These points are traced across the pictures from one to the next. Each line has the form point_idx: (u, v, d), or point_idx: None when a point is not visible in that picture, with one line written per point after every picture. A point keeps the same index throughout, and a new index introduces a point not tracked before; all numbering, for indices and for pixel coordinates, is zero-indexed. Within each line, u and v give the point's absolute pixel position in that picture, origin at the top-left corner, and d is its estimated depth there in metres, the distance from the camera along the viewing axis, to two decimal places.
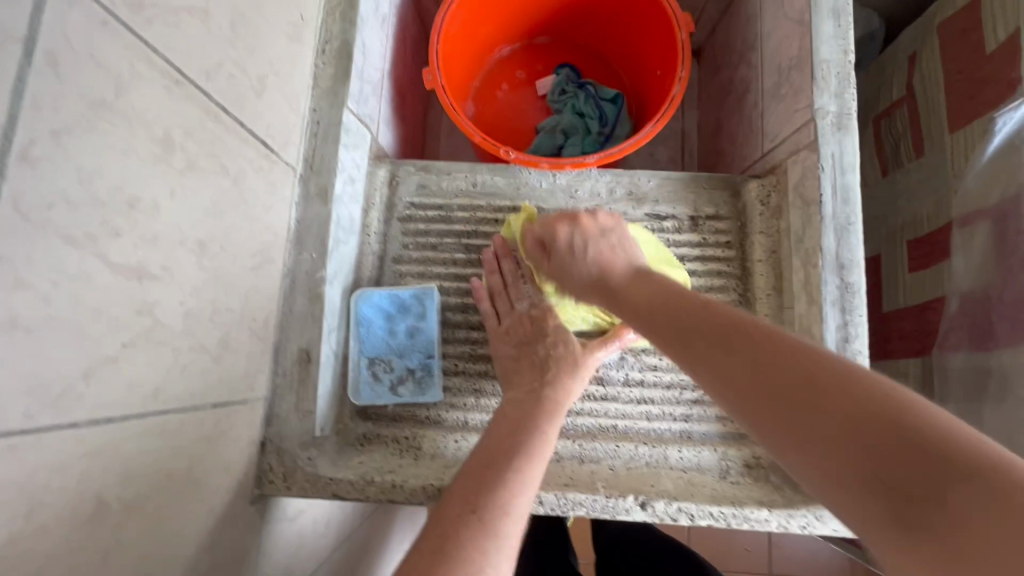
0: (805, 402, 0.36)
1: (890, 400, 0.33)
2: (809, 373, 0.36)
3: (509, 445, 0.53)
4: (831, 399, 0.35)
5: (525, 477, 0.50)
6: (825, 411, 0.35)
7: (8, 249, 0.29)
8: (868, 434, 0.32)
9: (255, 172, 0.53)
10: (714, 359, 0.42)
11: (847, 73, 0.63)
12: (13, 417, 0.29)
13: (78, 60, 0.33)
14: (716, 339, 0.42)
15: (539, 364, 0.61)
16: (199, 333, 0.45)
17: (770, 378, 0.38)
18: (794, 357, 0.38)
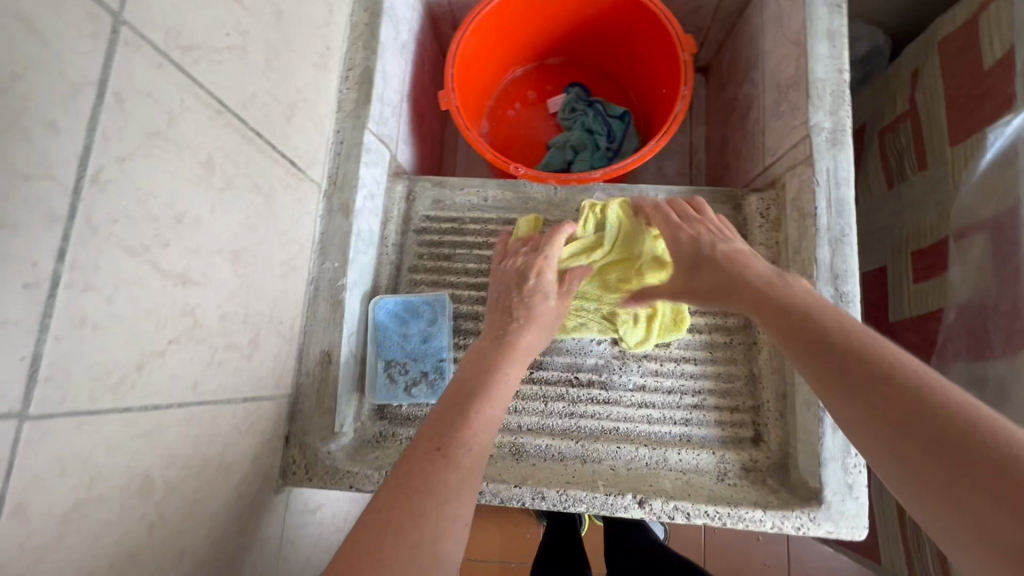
0: (905, 417, 0.37)
1: (988, 429, 0.34)
2: (907, 393, 0.38)
3: (448, 417, 0.51)
4: (926, 419, 0.36)
5: (467, 441, 0.49)
6: (923, 431, 0.36)
7: (81, 257, 0.34)
8: (957, 456, 0.34)
9: (285, 189, 0.58)
10: (827, 367, 0.44)
11: (842, 91, 0.66)
12: (80, 400, 0.35)
13: (138, 96, 0.38)
14: (829, 352, 0.44)
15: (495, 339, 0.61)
16: (233, 334, 0.51)
17: (872, 391, 0.40)
18: (897, 373, 0.40)
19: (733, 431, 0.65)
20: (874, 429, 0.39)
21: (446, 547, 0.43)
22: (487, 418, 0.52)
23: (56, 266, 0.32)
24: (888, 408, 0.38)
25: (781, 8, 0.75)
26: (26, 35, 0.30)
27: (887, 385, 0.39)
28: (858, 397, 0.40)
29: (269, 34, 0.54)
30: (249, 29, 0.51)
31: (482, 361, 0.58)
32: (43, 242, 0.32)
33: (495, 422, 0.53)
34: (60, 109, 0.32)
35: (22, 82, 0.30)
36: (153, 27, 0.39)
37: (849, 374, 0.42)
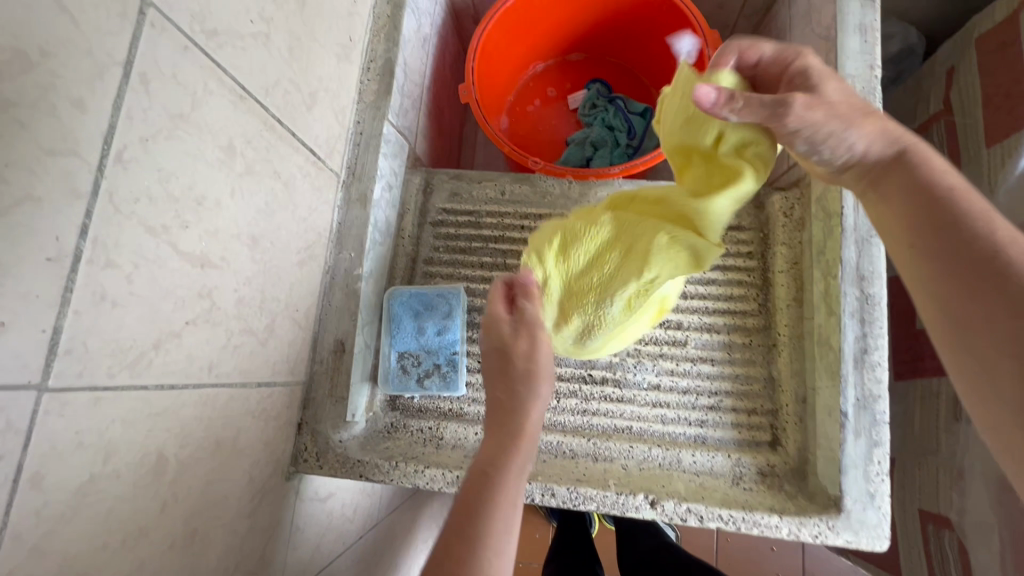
0: (950, 258, 0.39)
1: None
2: (966, 240, 0.39)
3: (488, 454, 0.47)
4: (982, 259, 0.37)
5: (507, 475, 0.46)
6: (970, 275, 0.37)
7: (103, 234, 0.34)
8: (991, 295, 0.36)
9: (304, 178, 0.59)
10: (900, 211, 0.42)
11: (872, 87, 0.64)
12: (99, 375, 0.35)
13: (163, 78, 0.39)
14: (907, 194, 0.42)
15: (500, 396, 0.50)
16: (249, 318, 0.51)
17: (946, 246, 0.39)
18: (966, 222, 0.39)
19: (750, 434, 0.64)
20: (918, 262, 0.41)
21: (506, 570, 0.42)
22: (523, 449, 0.48)
23: (79, 242, 0.33)
24: (942, 254, 0.39)
25: (811, 3, 0.73)
26: (54, 11, 0.31)
27: (951, 229, 0.40)
28: (917, 240, 0.41)
29: (292, 22, 0.54)
30: (273, 16, 0.51)
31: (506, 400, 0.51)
32: (68, 218, 0.32)
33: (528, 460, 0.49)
34: (87, 87, 0.33)
35: (49, 58, 0.30)
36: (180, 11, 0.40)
37: (920, 214, 0.41)
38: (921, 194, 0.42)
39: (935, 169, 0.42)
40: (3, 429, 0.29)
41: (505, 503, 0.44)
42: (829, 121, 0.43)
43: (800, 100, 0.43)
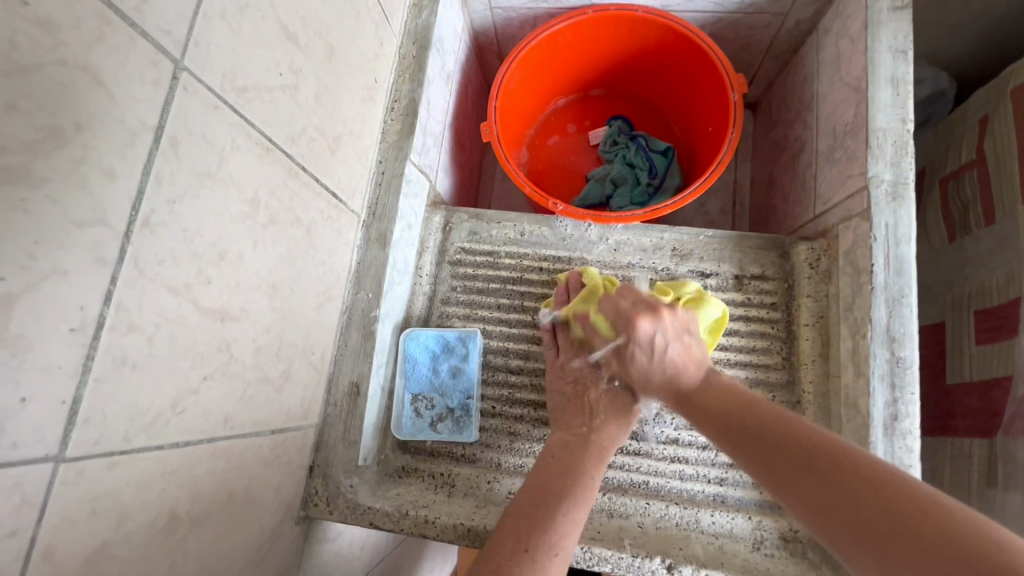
0: (828, 485, 0.42)
1: (920, 496, 0.38)
2: (833, 459, 0.43)
3: (569, 459, 0.57)
4: (840, 483, 0.41)
5: (587, 490, 0.55)
6: (842, 503, 0.40)
7: (126, 298, 0.34)
8: (875, 517, 0.38)
9: (325, 222, 0.59)
10: (713, 436, 0.52)
11: (905, 141, 0.62)
12: (115, 440, 0.35)
13: (193, 138, 0.39)
14: (735, 431, 0.50)
15: (589, 408, 0.62)
16: (265, 366, 0.51)
17: (773, 457, 0.46)
18: (799, 439, 0.46)
19: (771, 496, 0.62)
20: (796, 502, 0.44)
21: None
22: (600, 470, 0.57)
23: (102, 309, 0.33)
24: (805, 477, 0.43)
25: (841, 50, 0.72)
26: (90, 85, 0.31)
27: (779, 450, 0.46)
28: (770, 476, 0.46)
29: (319, 71, 0.55)
30: (301, 67, 0.51)
31: (595, 414, 0.62)
32: (92, 286, 0.32)
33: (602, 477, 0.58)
34: (118, 155, 0.33)
35: (84, 131, 0.31)
36: (212, 71, 0.40)
37: (759, 445, 0.48)
38: (754, 435, 0.49)
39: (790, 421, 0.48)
40: (17, 504, 0.29)
41: (579, 508, 0.53)
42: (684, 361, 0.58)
43: (673, 346, 0.58)
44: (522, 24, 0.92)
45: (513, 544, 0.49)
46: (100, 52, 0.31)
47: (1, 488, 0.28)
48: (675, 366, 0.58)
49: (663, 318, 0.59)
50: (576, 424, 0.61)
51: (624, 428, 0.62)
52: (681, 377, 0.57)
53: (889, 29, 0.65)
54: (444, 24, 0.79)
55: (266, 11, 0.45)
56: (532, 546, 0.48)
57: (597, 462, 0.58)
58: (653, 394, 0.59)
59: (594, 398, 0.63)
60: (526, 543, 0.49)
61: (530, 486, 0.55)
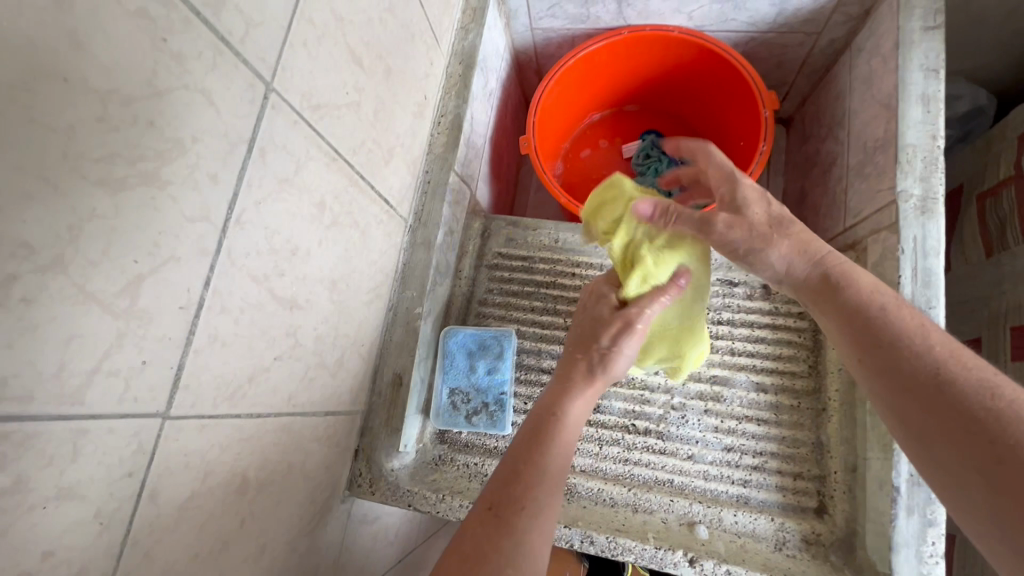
0: (896, 373, 0.45)
1: (981, 399, 0.41)
2: (908, 347, 0.46)
3: (526, 449, 0.52)
4: (924, 377, 0.44)
5: (549, 470, 0.50)
6: (905, 384, 0.45)
7: (220, 284, 0.40)
8: (943, 410, 0.42)
9: (378, 225, 0.65)
10: (813, 303, 0.54)
11: (935, 157, 0.64)
12: (205, 406, 0.41)
13: (277, 150, 0.45)
14: (859, 337, 0.49)
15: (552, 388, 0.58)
16: (324, 353, 0.56)
17: (868, 351, 0.48)
18: (864, 324, 0.49)
19: (795, 499, 0.63)
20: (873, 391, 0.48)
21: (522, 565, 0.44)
22: (560, 446, 0.52)
23: (202, 292, 0.39)
24: (875, 361, 0.47)
25: (873, 69, 0.74)
26: (204, 104, 0.37)
27: (890, 352, 0.46)
28: (876, 376, 0.47)
29: (378, 89, 0.61)
30: (364, 86, 0.58)
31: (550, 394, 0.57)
32: (196, 272, 0.38)
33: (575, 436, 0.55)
34: (219, 161, 0.39)
35: (198, 143, 0.37)
36: (294, 92, 0.46)
37: (863, 337, 0.49)
38: (859, 321, 0.49)
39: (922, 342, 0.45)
40: (135, 450, 0.35)
41: (549, 492, 0.49)
42: (784, 241, 0.55)
43: (757, 208, 0.56)
44: (561, 43, 0.97)
45: (485, 543, 0.45)
46: (214, 76, 0.37)
47: (125, 436, 0.34)
48: (769, 218, 0.56)
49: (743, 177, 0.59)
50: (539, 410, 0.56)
51: (577, 398, 0.56)
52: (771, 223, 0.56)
53: (922, 49, 0.67)
54: (487, 45, 0.85)
55: (338, 38, 0.52)
56: (501, 510, 0.47)
57: (562, 433, 0.53)
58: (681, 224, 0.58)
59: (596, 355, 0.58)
60: (493, 544, 0.45)
61: (494, 481, 0.49)
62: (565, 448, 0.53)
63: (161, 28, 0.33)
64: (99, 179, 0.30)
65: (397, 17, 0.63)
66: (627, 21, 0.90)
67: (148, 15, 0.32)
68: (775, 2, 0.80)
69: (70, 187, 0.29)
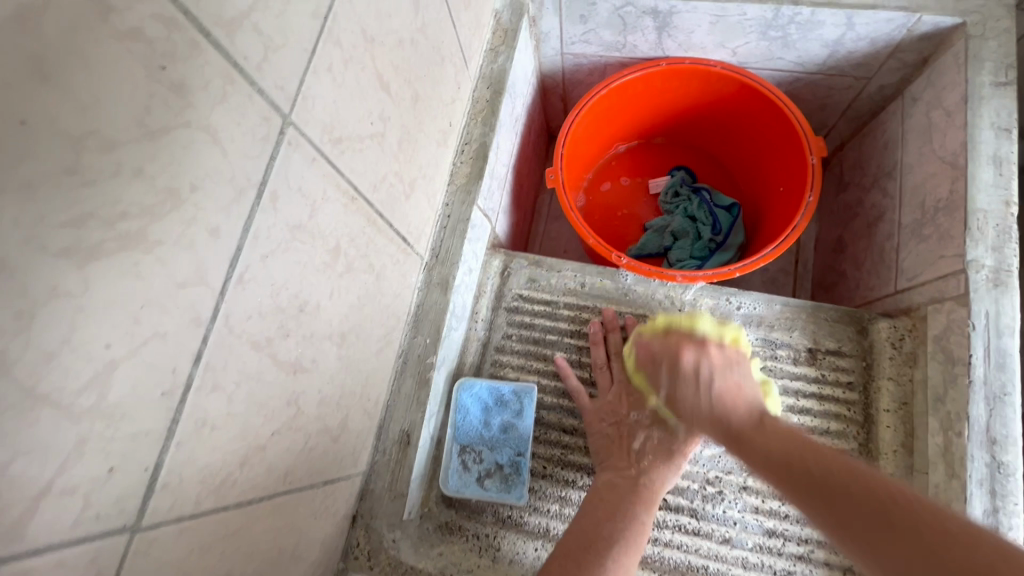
0: (846, 503, 0.42)
1: (955, 521, 0.38)
2: (843, 470, 0.44)
3: (618, 502, 0.56)
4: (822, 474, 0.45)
5: (625, 550, 0.53)
6: (857, 513, 0.41)
7: (214, 358, 0.33)
8: (912, 542, 0.37)
9: (394, 266, 0.57)
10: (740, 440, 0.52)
11: (1009, 226, 0.58)
12: (186, 506, 0.33)
13: (292, 192, 0.38)
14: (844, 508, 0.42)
15: (634, 450, 0.61)
16: (326, 417, 0.49)
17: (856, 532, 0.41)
18: (834, 467, 0.45)
19: None
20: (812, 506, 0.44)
21: None
22: (651, 515, 0.57)
23: (191, 370, 0.31)
24: (824, 491, 0.44)
25: (932, 121, 0.69)
26: (207, 143, 0.30)
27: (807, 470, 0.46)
28: (834, 516, 0.42)
29: (404, 117, 0.54)
30: (390, 115, 0.51)
31: (643, 454, 0.60)
32: (184, 348, 0.31)
33: (651, 521, 0.57)
34: (221, 210, 0.32)
35: (197, 191, 0.30)
36: (315, 125, 0.39)
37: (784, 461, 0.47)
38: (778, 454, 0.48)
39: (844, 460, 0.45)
40: None
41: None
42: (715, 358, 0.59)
43: (718, 376, 0.58)
44: (591, 70, 0.91)
45: (572, 574, 0.50)
46: (221, 111, 0.30)
47: (80, 565, 0.27)
48: (724, 400, 0.56)
49: (709, 351, 0.60)
50: (624, 467, 0.60)
51: (675, 468, 0.60)
52: (731, 412, 0.54)
53: (992, 106, 0.62)
54: (517, 70, 0.79)
55: (365, 62, 0.45)
56: None
57: (633, 518, 0.55)
58: (702, 429, 0.56)
59: (637, 437, 0.62)
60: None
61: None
62: (635, 533, 0.55)
63: (160, 54, 0.26)
64: (63, 248, 0.23)
65: (428, 38, 0.56)
66: (665, 52, 0.84)
67: (143, 37, 0.25)
68: (828, 44, 0.75)
69: (21, 261, 0.21)
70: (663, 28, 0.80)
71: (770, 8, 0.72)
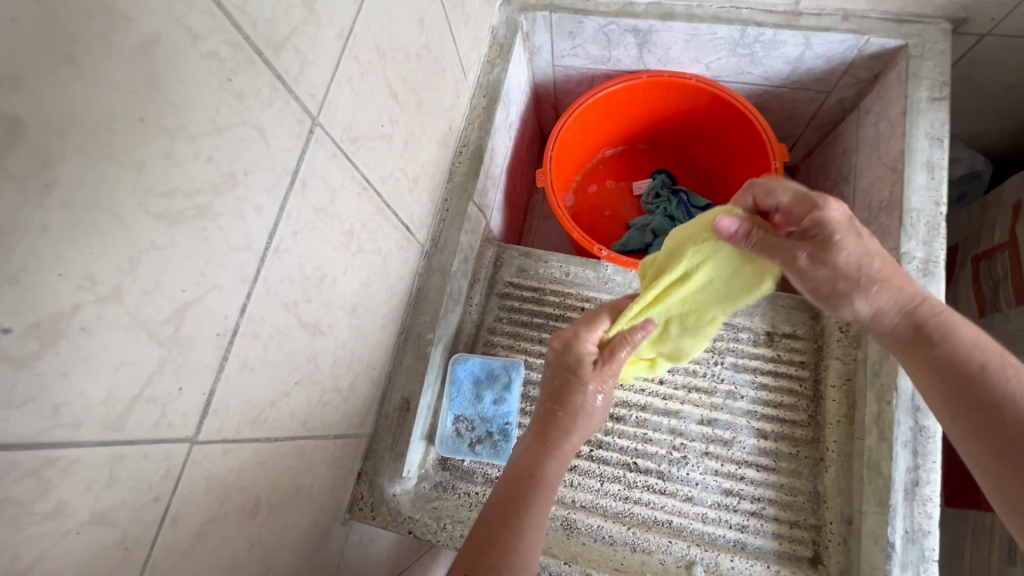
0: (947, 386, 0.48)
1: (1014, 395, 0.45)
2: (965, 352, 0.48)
3: (542, 445, 0.55)
4: (942, 354, 0.49)
5: (533, 524, 0.50)
6: (954, 388, 0.48)
7: (254, 312, 0.41)
8: (982, 407, 0.46)
9: (398, 251, 0.66)
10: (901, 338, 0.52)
11: (938, 223, 0.66)
12: (230, 431, 0.41)
13: (317, 181, 0.46)
14: (941, 359, 0.49)
15: (568, 393, 0.56)
16: (339, 377, 0.57)
17: (958, 397, 0.47)
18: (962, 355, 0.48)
19: (791, 547, 0.65)
20: (930, 376, 0.50)
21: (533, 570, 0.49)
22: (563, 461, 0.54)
23: (237, 319, 0.39)
24: (930, 367, 0.50)
25: (880, 131, 0.78)
26: (257, 139, 0.38)
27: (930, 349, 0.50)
28: (941, 385, 0.49)
29: (409, 120, 0.62)
30: (397, 118, 0.59)
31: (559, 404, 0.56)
32: (234, 300, 0.39)
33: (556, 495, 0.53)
34: (264, 192, 0.40)
35: (248, 176, 0.38)
36: (337, 126, 0.48)
37: (917, 340, 0.51)
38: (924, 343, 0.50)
39: (962, 339, 0.49)
40: (163, 475, 0.35)
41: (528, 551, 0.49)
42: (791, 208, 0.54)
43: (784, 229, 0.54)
44: (580, 81, 1.00)
45: (493, 547, 0.48)
46: (268, 113, 0.38)
47: (157, 460, 0.34)
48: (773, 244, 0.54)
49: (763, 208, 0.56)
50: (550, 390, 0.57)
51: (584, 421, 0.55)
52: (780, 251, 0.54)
53: (927, 118, 0.71)
54: (511, 80, 0.87)
55: (378, 73, 0.53)
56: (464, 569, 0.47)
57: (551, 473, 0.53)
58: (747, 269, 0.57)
59: (573, 385, 0.56)
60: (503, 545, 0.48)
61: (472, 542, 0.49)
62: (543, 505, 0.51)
63: (227, 70, 0.34)
64: (159, 212, 0.31)
65: (432, 53, 0.65)
66: (646, 66, 0.93)
67: (218, 57, 0.33)
68: (790, 61, 0.84)
69: (134, 220, 0.29)
70: (644, 44, 0.88)
71: (738, 28, 0.81)
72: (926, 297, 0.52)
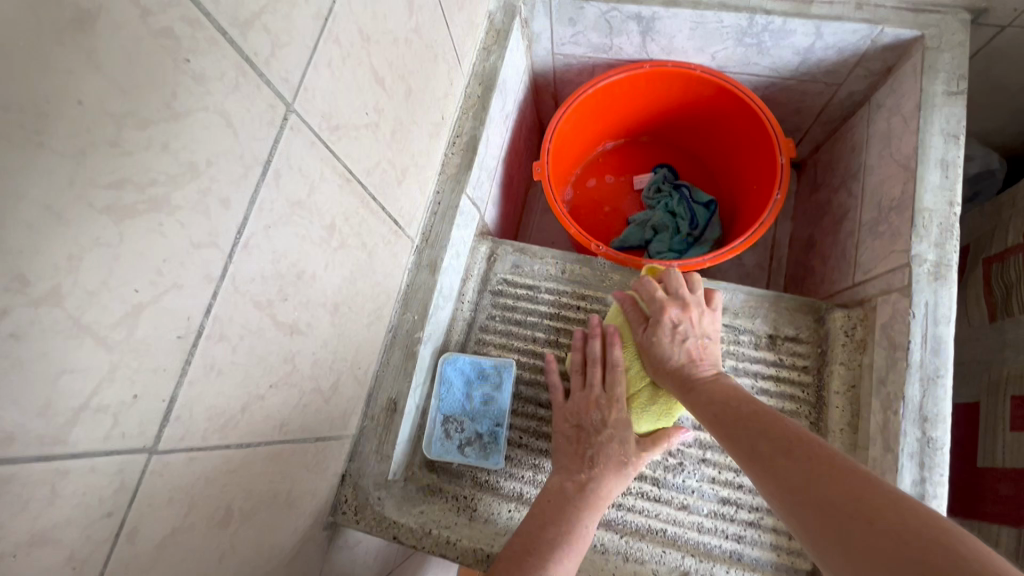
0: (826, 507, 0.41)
1: (915, 510, 0.37)
2: (841, 475, 0.43)
3: (569, 498, 0.61)
4: (829, 480, 0.43)
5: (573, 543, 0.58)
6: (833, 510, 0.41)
7: (222, 312, 0.38)
8: (881, 527, 0.37)
9: (385, 246, 0.63)
10: (715, 428, 0.56)
11: (951, 224, 0.63)
12: (195, 438, 0.38)
13: (294, 172, 0.43)
14: (789, 478, 0.45)
15: (588, 454, 0.63)
16: (319, 378, 0.54)
17: (796, 475, 0.45)
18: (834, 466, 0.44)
19: (789, 559, 0.63)
20: (794, 508, 0.44)
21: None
22: (594, 521, 0.60)
23: (203, 320, 0.37)
24: (806, 491, 0.43)
25: (892, 126, 0.74)
26: (222, 126, 0.35)
27: (784, 463, 0.47)
28: (812, 513, 0.42)
29: (397, 109, 0.59)
30: (384, 107, 0.56)
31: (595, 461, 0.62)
32: (198, 299, 0.36)
33: (594, 525, 0.60)
34: (231, 183, 0.37)
35: (212, 166, 0.35)
36: (315, 113, 0.44)
37: (762, 457, 0.49)
38: (778, 454, 0.48)
39: (840, 462, 0.44)
40: (117, 489, 0.33)
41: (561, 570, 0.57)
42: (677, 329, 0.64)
43: (692, 340, 0.64)
44: (580, 71, 0.96)
45: (531, 554, 0.56)
46: (234, 98, 0.36)
47: (109, 472, 0.32)
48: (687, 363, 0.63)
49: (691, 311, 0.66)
50: (576, 471, 0.63)
51: (624, 479, 0.62)
52: (692, 368, 0.62)
53: (943, 113, 0.67)
54: (508, 68, 0.84)
55: (362, 58, 0.50)
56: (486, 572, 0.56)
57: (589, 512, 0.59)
58: (663, 376, 0.64)
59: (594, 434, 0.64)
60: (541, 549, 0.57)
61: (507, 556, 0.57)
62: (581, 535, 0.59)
63: (185, 49, 0.31)
64: (105, 206, 0.28)
65: (422, 38, 0.62)
66: (649, 55, 0.89)
67: (173, 35, 0.30)
68: (799, 52, 0.80)
69: (75, 214, 0.27)
70: (647, 33, 0.85)
71: (745, 16, 0.77)
72: (756, 406, 0.55)
